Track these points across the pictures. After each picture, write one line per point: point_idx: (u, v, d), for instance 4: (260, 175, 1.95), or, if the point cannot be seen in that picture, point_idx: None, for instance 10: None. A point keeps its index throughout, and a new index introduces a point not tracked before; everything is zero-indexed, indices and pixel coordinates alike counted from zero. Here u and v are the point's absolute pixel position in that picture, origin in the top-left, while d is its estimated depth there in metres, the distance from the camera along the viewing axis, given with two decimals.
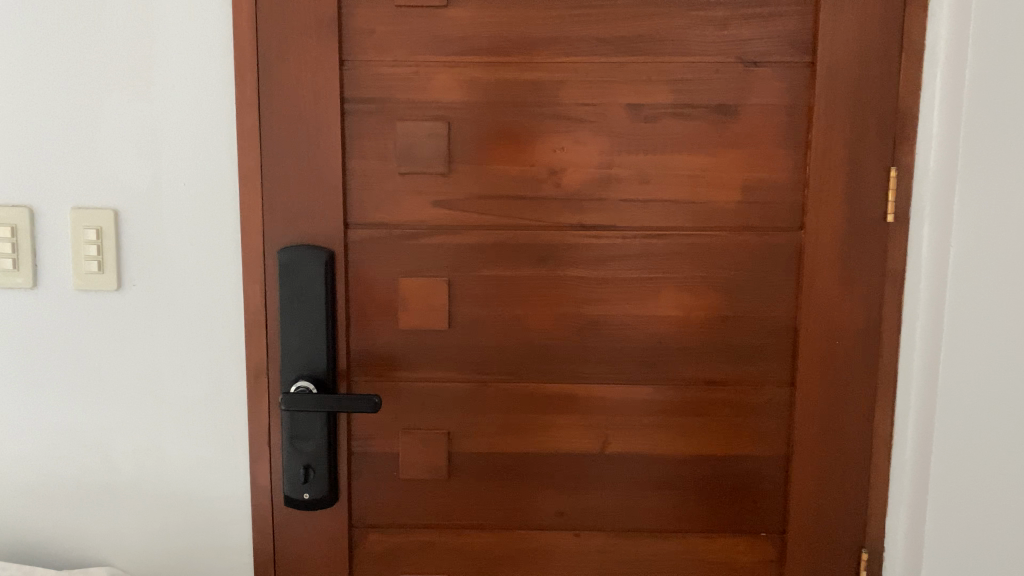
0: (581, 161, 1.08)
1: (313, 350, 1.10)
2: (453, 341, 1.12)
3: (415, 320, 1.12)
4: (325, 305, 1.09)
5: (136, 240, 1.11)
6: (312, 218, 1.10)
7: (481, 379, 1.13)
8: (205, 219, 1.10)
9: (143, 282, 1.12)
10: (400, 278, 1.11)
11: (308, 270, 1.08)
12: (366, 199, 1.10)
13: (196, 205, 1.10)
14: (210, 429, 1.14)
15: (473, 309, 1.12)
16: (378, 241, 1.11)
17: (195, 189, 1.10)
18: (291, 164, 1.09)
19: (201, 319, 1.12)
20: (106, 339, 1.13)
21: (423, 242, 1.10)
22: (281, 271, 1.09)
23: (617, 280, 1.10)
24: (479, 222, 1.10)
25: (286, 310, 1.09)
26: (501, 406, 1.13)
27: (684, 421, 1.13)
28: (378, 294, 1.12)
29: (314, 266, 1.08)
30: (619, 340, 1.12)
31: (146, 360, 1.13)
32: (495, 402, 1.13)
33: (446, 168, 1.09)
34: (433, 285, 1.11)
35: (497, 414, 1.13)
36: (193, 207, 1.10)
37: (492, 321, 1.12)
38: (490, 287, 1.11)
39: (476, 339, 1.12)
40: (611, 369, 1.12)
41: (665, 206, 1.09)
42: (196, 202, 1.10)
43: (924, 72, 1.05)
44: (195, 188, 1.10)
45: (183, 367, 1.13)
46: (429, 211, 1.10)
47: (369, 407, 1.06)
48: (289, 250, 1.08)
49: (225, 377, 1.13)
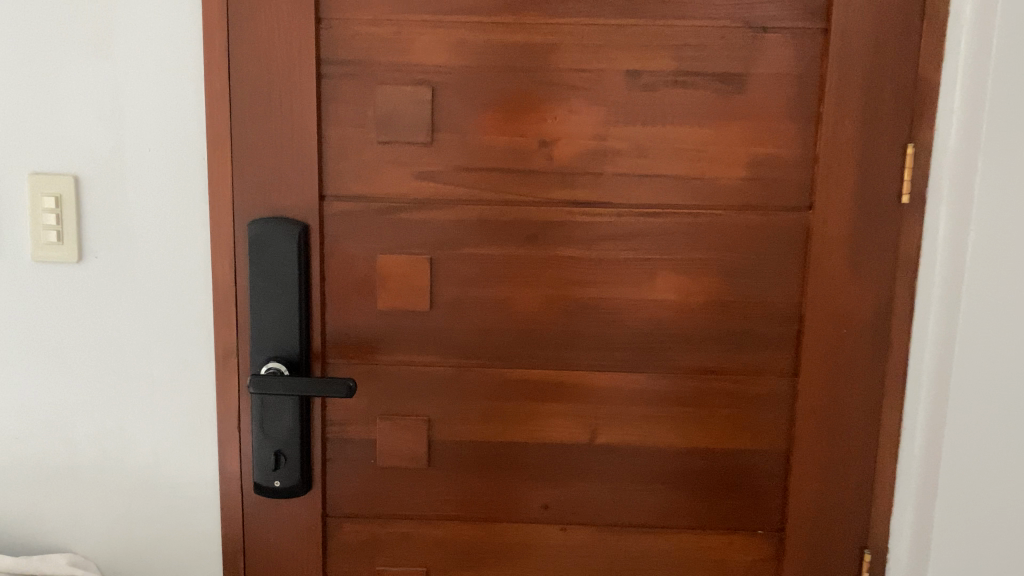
0: (574, 132, 1.01)
1: (285, 330, 1.04)
2: (434, 323, 1.05)
3: (393, 299, 1.05)
4: (297, 282, 1.03)
5: (98, 210, 1.04)
6: (285, 190, 1.03)
7: (464, 364, 1.06)
8: (173, 190, 1.03)
9: (106, 255, 1.05)
10: (378, 255, 1.04)
11: (279, 245, 1.02)
12: (343, 171, 1.03)
13: (162, 174, 1.03)
14: (177, 412, 1.08)
15: (456, 289, 1.05)
16: (355, 214, 1.03)
17: (162, 157, 1.03)
18: (263, 130, 1.02)
19: (167, 295, 1.06)
20: (66, 315, 1.06)
21: (404, 217, 1.03)
22: (251, 246, 1.02)
23: (610, 261, 1.03)
24: (463, 197, 1.03)
25: (256, 288, 1.03)
26: (484, 393, 1.07)
27: (678, 412, 1.07)
28: (355, 271, 1.05)
29: (285, 241, 1.02)
30: (610, 325, 1.05)
31: (110, 338, 1.07)
32: (478, 388, 1.06)
33: (428, 137, 1.01)
34: (414, 263, 1.04)
35: (480, 400, 1.07)
36: (159, 176, 1.03)
37: (476, 302, 1.05)
38: (474, 266, 1.04)
39: (459, 321, 1.05)
40: (602, 356, 1.05)
41: (663, 183, 1.02)
42: (162, 171, 1.03)
43: (947, 41, 0.97)
44: (161, 155, 1.03)
45: (148, 346, 1.07)
46: (411, 183, 1.03)
47: (343, 392, 0.99)
48: (259, 224, 1.02)
49: (192, 357, 1.07)
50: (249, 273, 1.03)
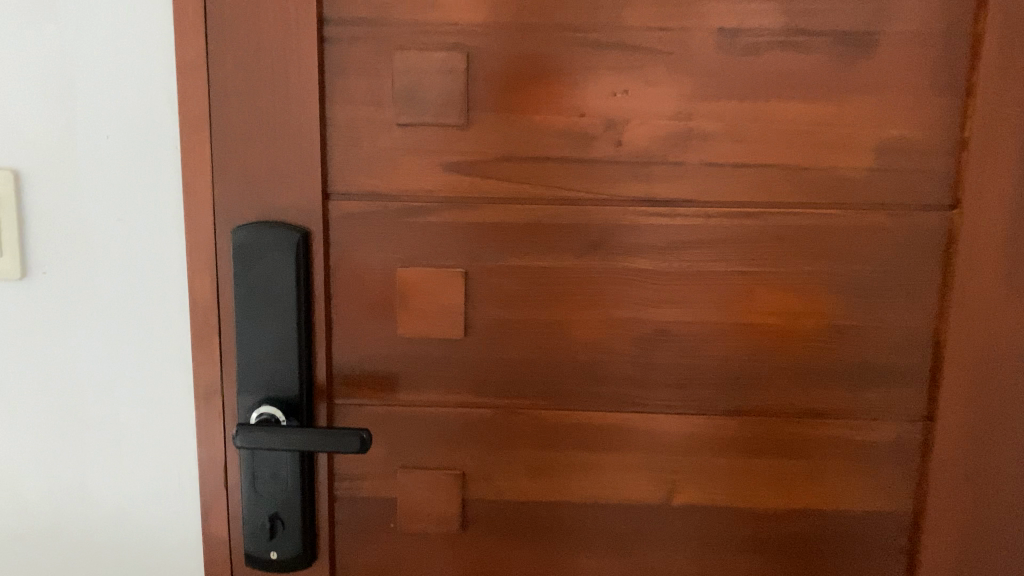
0: (650, 110, 0.78)
1: (281, 365, 0.82)
2: (468, 354, 0.83)
3: (417, 325, 0.83)
4: (296, 306, 0.81)
5: (45, 215, 0.82)
6: (279, 186, 0.80)
7: (506, 405, 0.84)
8: (137, 189, 0.82)
9: (56, 272, 0.83)
10: (398, 269, 0.82)
11: (272, 259, 0.80)
12: (352, 162, 0.81)
13: (124, 168, 0.81)
14: (150, 463, 0.87)
15: (496, 312, 0.83)
16: (368, 217, 0.81)
17: (123, 147, 0.81)
18: (249, 109, 0.79)
19: (134, 319, 0.84)
20: (9, 346, 0.85)
21: (430, 220, 0.81)
22: (236, 260, 0.80)
23: (694, 275, 0.81)
24: (505, 195, 0.80)
25: (244, 310, 0.81)
26: (532, 442, 0.84)
27: (775, 466, 0.85)
28: (368, 289, 0.83)
29: (279, 253, 0.80)
30: (692, 357, 0.82)
31: (63, 374, 0.85)
32: (525, 436, 0.84)
33: (462, 118, 0.78)
34: (443, 278, 0.81)
35: (527, 451, 0.85)
36: (120, 171, 0.81)
37: (522, 328, 0.83)
38: (519, 282, 0.82)
39: (500, 352, 0.83)
40: (682, 395, 0.83)
41: (764, 174, 0.79)
42: (124, 164, 0.81)
43: None
44: (122, 144, 0.81)
45: (111, 383, 0.85)
46: (440, 176, 0.80)
47: (356, 446, 0.78)
48: (246, 230, 0.80)
49: (166, 396, 0.85)
50: (234, 294, 0.81)
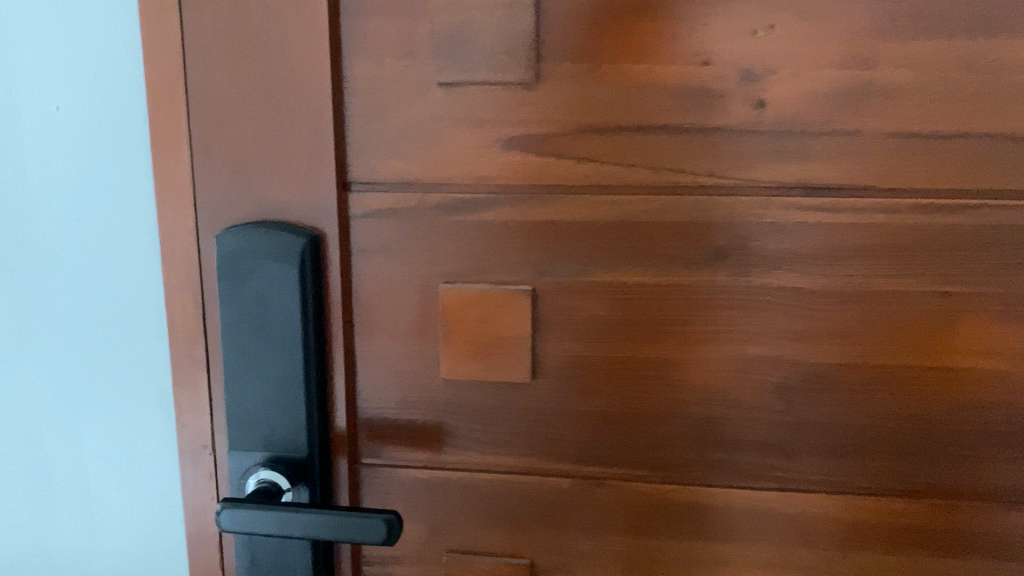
0: (808, 56, 0.53)
1: (285, 419, 0.60)
2: (540, 404, 0.60)
3: (467, 364, 0.60)
4: (302, 341, 0.58)
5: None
6: (279, 170, 0.58)
7: (590, 474, 0.61)
8: (97, 180, 0.62)
9: (5, 286, 0.65)
10: (440, 285, 0.59)
11: (269, 277, 0.57)
12: (376, 139, 0.58)
13: (79, 153, 0.62)
14: (129, 525, 0.68)
15: (575, 346, 0.59)
16: (401, 216, 0.59)
17: (78, 126, 0.61)
18: (236, 66, 0.57)
19: (103, 345, 0.65)
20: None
21: (486, 219, 0.58)
22: (223, 276, 0.58)
23: (866, 301, 0.56)
24: (591, 182, 0.56)
25: (235, 345, 0.59)
26: (628, 522, 0.61)
27: (977, 566, 0.59)
28: (400, 312, 0.60)
29: (279, 270, 0.57)
30: (860, 414, 0.58)
31: (20, 414, 0.67)
32: (616, 515, 0.61)
33: (530, 74, 0.55)
34: (503, 300, 0.58)
35: (620, 535, 0.62)
36: (75, 156, 0.62)
37: (614, 370, 0.59)
38: (609, 306, 0.58)
39: (582, 402, 0.60)
40: (843, 466, 0.59)
41: (979, 150, 0.53)
42: (79, 149, 0.61)
43: None
44: (76, 122, 0.61)
45: (78, 427, 0.67)
46: (499, 158, 0.57)
47: (382, 532, 0.56)
48: (236, 235, 0.57)
49: (147, 442, 0.66)
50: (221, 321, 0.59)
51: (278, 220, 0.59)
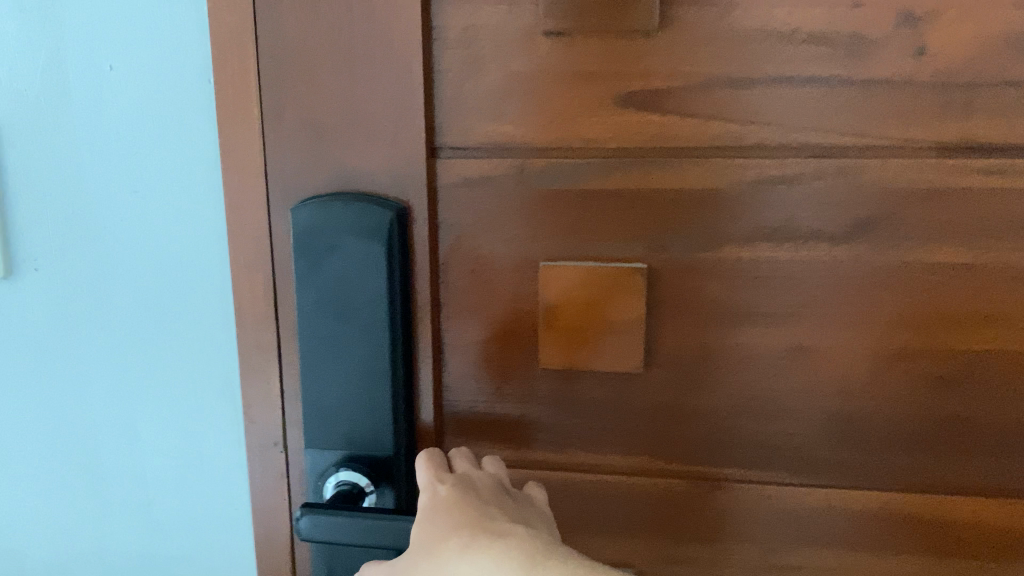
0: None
1: (369, 414, 0.53)
2: (653, 396, 0.54)
3: (572, 352, 0.53)
4: (388, 327, 0.52)
5: (32, 189, 0.58)
6: (360, 135, 0.51)
7: (708, 476, 0.54)
8: (154, 148, 0.56)
9: (53, 267, 0.59)
10: (541, 263, 0.52)
11: (352, 256, 0.51)
12: (471, 97, 0.51)
13: (134, 118, 0.55)
14: (190, 527, 0.62)
15: (695, 334, 0.52)
16: (497, 185, 0.52)
17: (132, 88, 0.55)
18: (312, 16, 0.50)
19: (162, 331, 0.59)
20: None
21: (596, 188, 0.51)
22: (300, 254, 0.51)
23: None
24: (719, 148, 0.50)
25: (314, 330, 0.52)
26: (694, 524, 0.55)
27: None
28: (494, 293, 0.54)
29: (363, 249, 0.51)
30: (986, 409, 0.51)
31: (69, 409, 0.61)
32: (689, 517, 0.55)
33: (652, 20, 0.48)
34: (614, 281, 0.51)
35: (686, 539, 0.55)
36: (129, 123, 0.55)
37: (739, 359, 0.52)
38: (735, 288, 0.51)
39: (702, 395, 0.53)
40: (951, 466, 0.52)
41: None
42: (134, 114, 0.55)
43: None
44: (130, 84, 0.55)
45: (133, 422, 0.61)
46: (612, 117, 0.50)
47: None
48: (314, 207, 0.51)
49: (210, 438, 0.60)
50: (297, 305, 0.52)
51: (359, 191, 0.52)
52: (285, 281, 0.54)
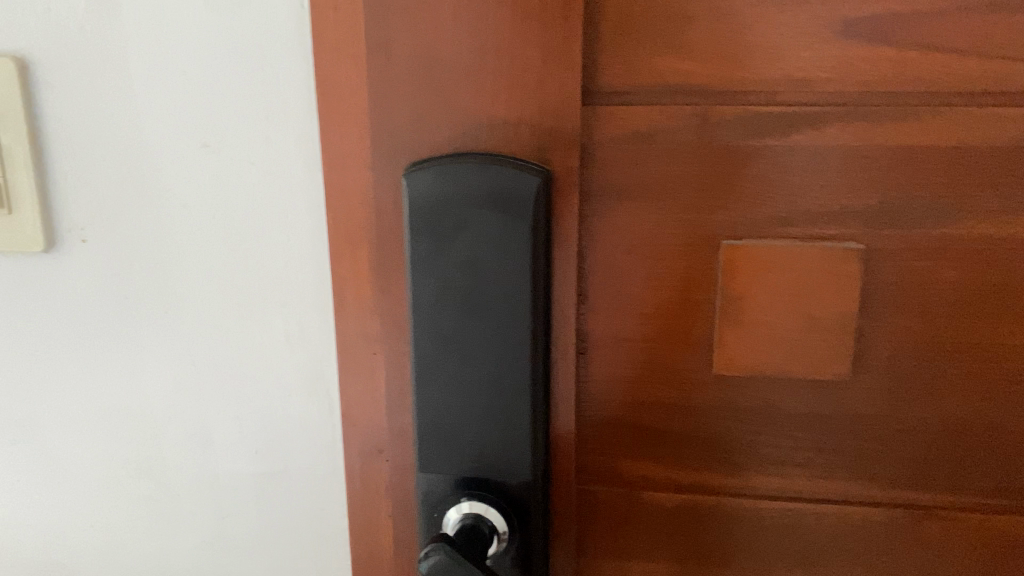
0: None
1: (498, 434, 0.42)
2: (856, 408, 0.43)
3: (758, 355, 0.42)
4: (530, 329, 0.41)
5: (80, 140, 0.47)
6: (498, 74, 0.39)
7: (916, 503, 0.44)
8: (233, 93, 0.45)
9: (104, 237, 0.48)
10: (722, 245, 0.41)
11: (487, 239, 0.39)
12: (644, 27, 0.39)
13: (209, 53, 0.44)
14: (269, 544, 0.53)
15: (920, 332, 0.41)
16: (673, 142, 0.40)
17: (210, 13, 0.44)
18: None
19: (237, 316, 0.49)
20: (40, 358, 0.51)
21: (802, 144, 0.40)
22: (418, 233, 0.40)
23: None
24: (972, 96, 0.39)
25: (433, 329, 0.41)
26: (773, 544, 0.46)
27: None
28: (664, 284, 0.41)
29: (503, 232, 0.39)
30: None
31: (130, 405, 0.52)
32: (775, 538, 0.45)
33: None
34: (821, 266, 0.40)
35: (764, 562, 0.46)
36: (203, 59, 0.44)
37: (972, 363, 0.42)
38: (976, 274, 0.41)
39: (919, 407, 0.42)
40: None
41: None
42: (210, 47, 0.44)
43: None
44: (206, 8, 0.43)
45: (208, 423, 0.51)
46: (833, 54, 0.38)
47: None
48: (436, 173, 0.39)
49: (294, 444, 0.51)
50: (410, 297, 0.41)
51: (498, 151, 0.40)
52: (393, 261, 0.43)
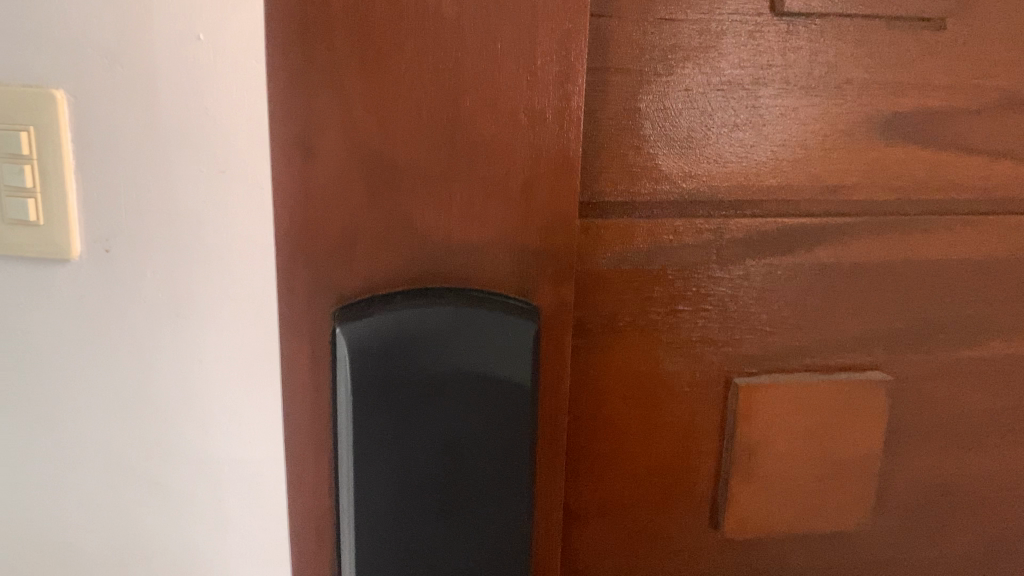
0: None
1: None
2: (870, 556, 0.37)
3: (773, 507, 0.35)
4: (522, 516, 0.30)
5: (101, 137, 0.34)
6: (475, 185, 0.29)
7: None
8: (206, 129, 0.34)
9: (135, 255, 0.35)
10: (734, 382, 0.34)
11: (465, 397, 0.29)
12: (654, 121, 0.30)
13: (177, 83, 0.33)
14: None
15: (941, 466, 0.36)
16: (683, 263, 0.32)
17: (185, 34, 0.33)
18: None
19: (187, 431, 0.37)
20: (55, 347, 0.36)
21: (827, 259, 0.33)
22: (364, 397, 0.28)
23: None
24: (1008, 204, 0.34)
25: (383, 531, 0.29)
26: None
27: None
28: (662, 430, 0.34)
29: (490, 387, 0.29)
30: None
31: (178, 421, 0.37)
32: None
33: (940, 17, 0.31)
34: (846, 401, 0.34)
35: None
36: (167, 87, 0.33)
37: (987, 495, 0.37)
38: (997, 400, 0.36)
39: (934, 548, 0.37)
40: None
41: None
42: (178, 76, 0.33)
43: None
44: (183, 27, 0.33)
45: (244, 460, 0.37)
46: (866, 155, 0.32)
47: None
48: (388, 314, 0.28)
49: None
50: (347, 487, 0.29)
51: (444, 287, 0.29)
52: (290, 447, 0.30)
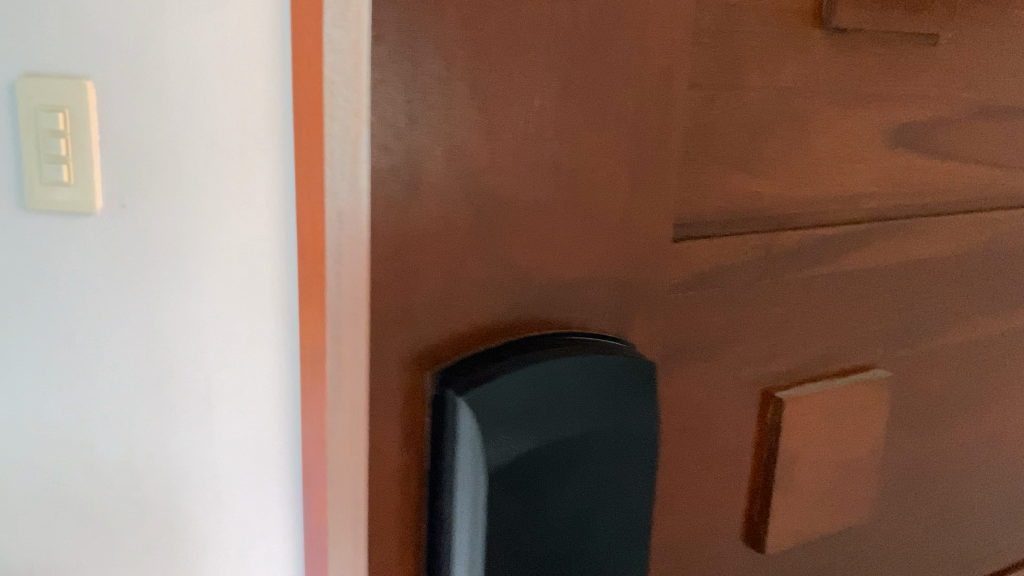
0: None
1: None
2: (856, 542, 0.39)
3: (803, 515, 0.35)
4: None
5: None
6: (590, 220, 0.25)
7: None
8: None
9: None
10: (776, 396, 0.33)
11: (593, 464, 0.25)
12: (730, 137, 0.29)
13: None
14: None
15: (912, 449, 0.39)
16: (744, 281, 0.31)
17: None
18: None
19: None
20: None
21: (849, 267, 0.34)
22: (497, 490, 0.23)
23: None
24: (967, 203, 0.37)
25: None
26: None
27: None
28: (714, 456, 0.32)
29: (614, 444, 0.25)
30: None
31: None
32: None
33: (938, 34, 0.33)
34: (861, 403, 0.35)
35: None
36: None
37: (935, 467, 0.41)
38: (950, 383, 0.40)
39: (899, 523, 0.40)
40: (990, 542, 0.46)
41: None
42: None
43: None
44: None
45: None
46: (877, 164, 0.33)
47: None
48: (511, 377, 0.23)
49: None
50: None
51: (542, 332, 0.25)
52: (369, 548, 0.24)
